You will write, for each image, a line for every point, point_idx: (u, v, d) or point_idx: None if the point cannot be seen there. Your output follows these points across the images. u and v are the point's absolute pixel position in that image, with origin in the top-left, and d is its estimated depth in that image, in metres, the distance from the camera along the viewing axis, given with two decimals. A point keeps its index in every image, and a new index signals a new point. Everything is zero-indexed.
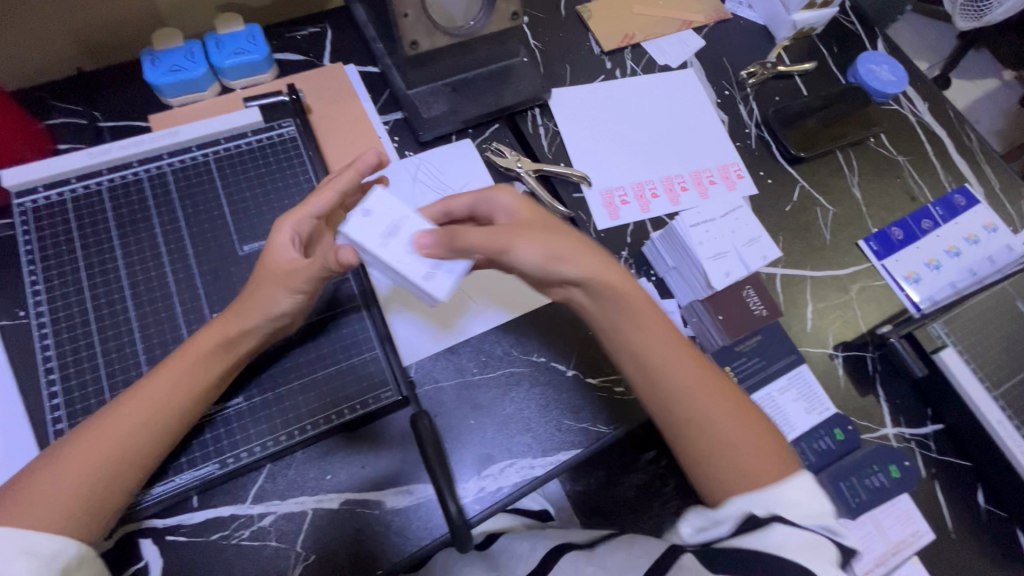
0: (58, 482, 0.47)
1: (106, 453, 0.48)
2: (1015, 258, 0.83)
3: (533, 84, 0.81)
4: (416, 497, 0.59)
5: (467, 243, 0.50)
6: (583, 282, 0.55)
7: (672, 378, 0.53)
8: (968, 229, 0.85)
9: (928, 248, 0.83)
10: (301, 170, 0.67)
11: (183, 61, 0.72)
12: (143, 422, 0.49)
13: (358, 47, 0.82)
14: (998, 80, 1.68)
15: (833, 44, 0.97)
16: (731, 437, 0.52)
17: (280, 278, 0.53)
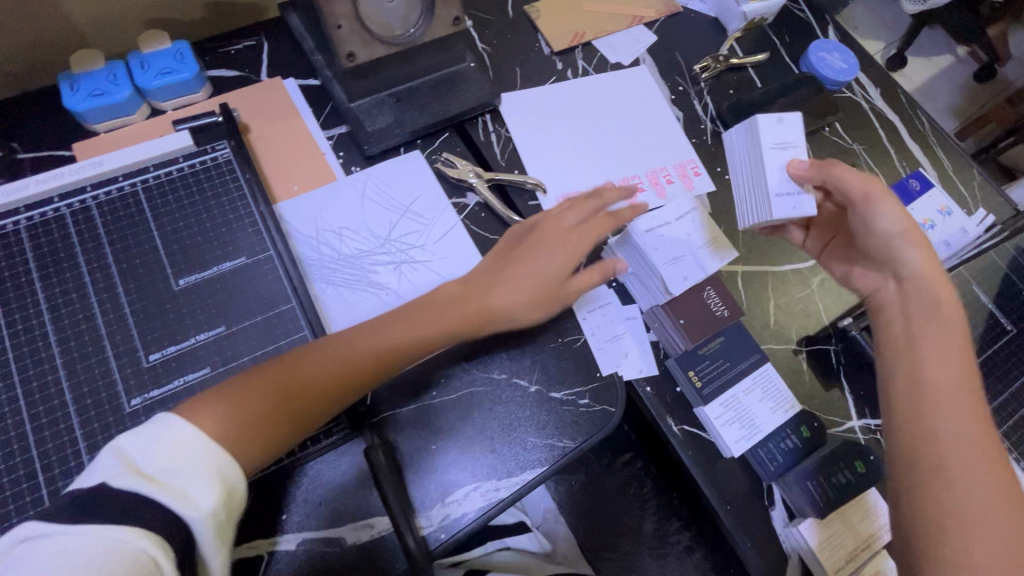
0: (227, 414, 0.48)
1: (273, 398, 0.51)
2: (971, 241, 0.83)
3: (481, 90, 0.79)
4: (378, 530, 0.57)
5: (840, 175, 0.64)
6: (906, 236, 0.62)
7: (943, 414, 0.53)
8: (924, 214, 0.84)
9: None
10: (237, 195, 0.64)
11: (105, 84, 0.67)
12: (351, 358, 0.55)
13: (296, 59, 0.78)
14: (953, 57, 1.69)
15: (784, 34, 0.97)
16: (940, 472, 0.51)
17: (537, 270, 0.64)
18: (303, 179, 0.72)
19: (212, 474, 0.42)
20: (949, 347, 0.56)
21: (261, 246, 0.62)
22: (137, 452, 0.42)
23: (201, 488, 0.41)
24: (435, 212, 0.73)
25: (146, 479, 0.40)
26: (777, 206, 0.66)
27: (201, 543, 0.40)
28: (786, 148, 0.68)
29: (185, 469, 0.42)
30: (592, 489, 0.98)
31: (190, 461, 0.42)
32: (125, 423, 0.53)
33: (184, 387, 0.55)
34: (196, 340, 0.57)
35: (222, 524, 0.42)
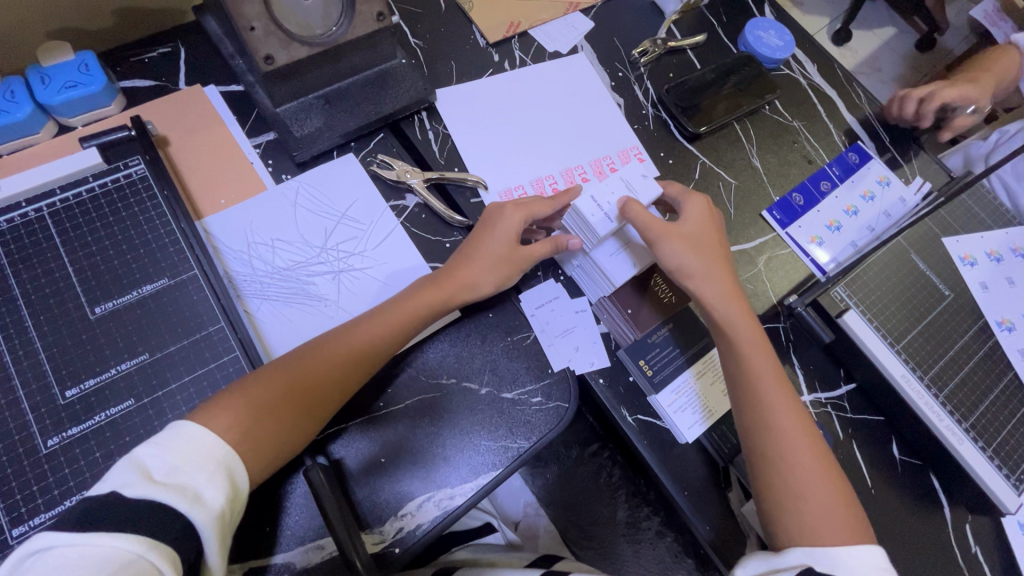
0: (241, 413, 0.50)
1: (282, 398, 0.53)
2: (908, 210, 0.86)
3: (415, 86, 0.76)
4: (328, 550, 0.56)
5: (636, 215, 0.62)
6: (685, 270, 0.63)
7: (783, 428, 0.58)
8: (864, 186, 0.87)
9: (827, 211, 0.84)
10: (155, 213, 0.60)
11: (2, 102, 0.63)
12: (331, 370, 0.56)
13: (217, 65, 0.74)
14: (895, 27, 1.71)
15: (722, 13, 0.96)
16: (806, 490, 0.56)
17: (468, 260, 0.64)
18: (230, 191, 0.68)
19: (220, 474, 0.44)
20: (768, 372, 0.60)
21: (185, 264, 0.59)
22: (152, 459, 0.42)
23: (209, 490, 0.42)
24: (373, 220, 0.71)
25: (161, 483, 0.41)
26: (587, 205, 0.64)
27: (211, 548, 0.41)
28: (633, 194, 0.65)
29: (194, 470, 0.43)
30: (562, 482, 0.98)
31: (200, 462, 0.43)
32: (42, 466, 0.49)
33: (107, 421, 0.52)
34: (118, 370, 0.54)
35: (225, 527, 0.43)
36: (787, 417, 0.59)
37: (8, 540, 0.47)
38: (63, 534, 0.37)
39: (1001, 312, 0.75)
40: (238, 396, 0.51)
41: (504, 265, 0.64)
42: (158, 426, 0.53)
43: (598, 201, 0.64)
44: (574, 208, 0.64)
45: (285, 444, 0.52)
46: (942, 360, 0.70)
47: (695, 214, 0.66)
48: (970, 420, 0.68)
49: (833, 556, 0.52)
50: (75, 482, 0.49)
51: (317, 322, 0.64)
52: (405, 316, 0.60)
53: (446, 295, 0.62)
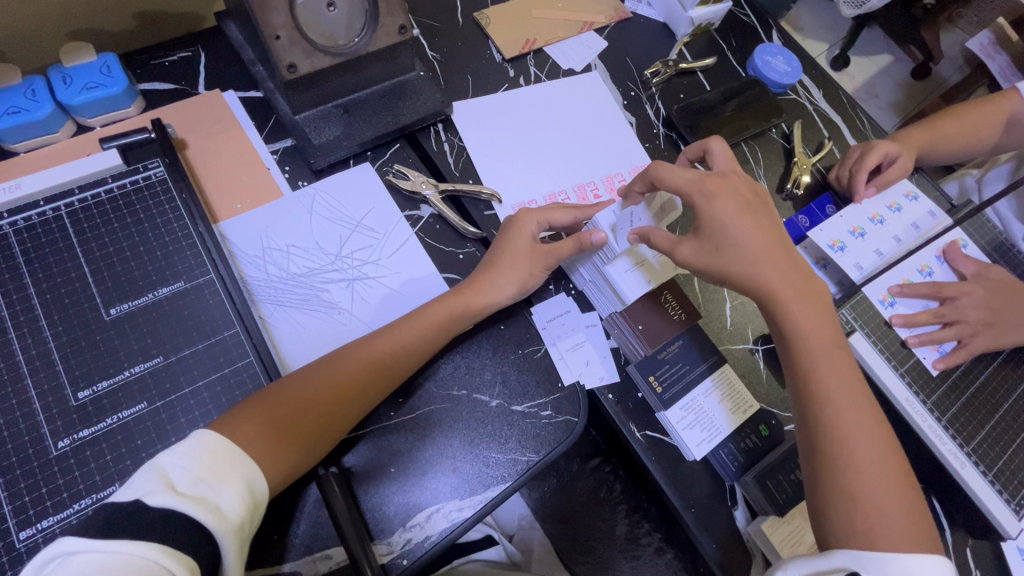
0: (260, 425, 0.50)
1: (299, 409, 0.53)
2: (938, 224, 0.82)
3: (433, 98, 0.77)
4: (336, 561, 0.55)
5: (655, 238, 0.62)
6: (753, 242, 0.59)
7: (843, 424, 0.56)
8: (891, 198, 0.83)
9: (852, 216, 0.80)
10: (173, 216, 0.60)
11: (23, 100, 0.63)
12: (348, 380, 0.56)
13: (237, 71, 0.75)
14: (892, 57, 1.76)
15: (731, 38, 0.99)
16: (856, 490, 0.54)
17: (492, 270, 0.65)
18: (247, 196, 0.69)
19: (239, 486, 0.44)
20: (831, 360, 0.58)
21: (201, 269, 0.59)
22: (175, 468, 0.42)
23: (230, 502, 0.43)
24: (387, 230, 0.71)
25: (184, 494, 0.41)
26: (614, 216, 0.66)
27: (229, 558, 0.41)
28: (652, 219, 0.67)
29: (217, 481, 0.43)
30: (559, 496, 0.98)
31: (221, 475, 0.44)
32: (52, 468, 0.49)
33: (119, 424, 0.51)
34: (132, 373, 0.53)
35: (244, 538, 0.43)
36: (848, 410, 0.57)
37: (15, 543, 0.47)
38: (82, 541, 0.37)
39: (880, 289, 0.75)
40: (256, 413, 0.51)
41: (521, 265, 0.65)
42: (171, 430, 0.52)
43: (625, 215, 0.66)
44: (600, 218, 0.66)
45: (298, 460, 0.52)
46: (943, 384, 0.71)
47: (727, 187, 0.61)
48: (972, 444, 0.68)
49: (883, 559, 0.51)
50: (84, 485, 0.49)
51: (331, 329, 0.64)
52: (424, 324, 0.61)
53: (463, 306, 0.63)
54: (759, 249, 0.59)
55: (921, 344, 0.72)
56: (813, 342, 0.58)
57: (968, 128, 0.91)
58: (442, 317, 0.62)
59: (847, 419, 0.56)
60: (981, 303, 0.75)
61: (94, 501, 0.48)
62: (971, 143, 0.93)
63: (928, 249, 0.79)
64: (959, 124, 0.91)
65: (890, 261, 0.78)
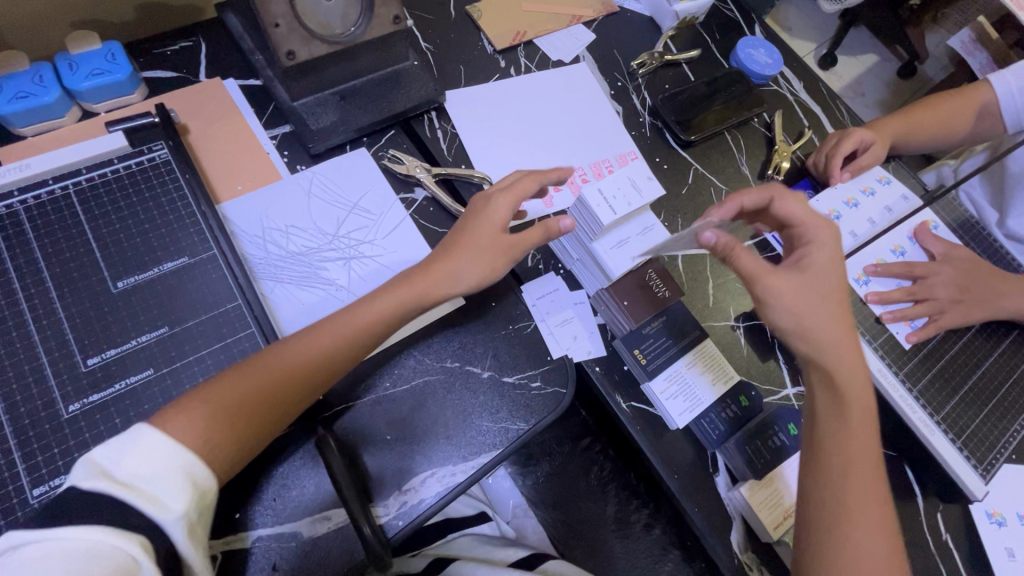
0: (203, 416, 0.49)
1: (244, 400, 0.51)
2: (910, 207, 0.86)
3: (426, 87, 0.80)
4: (334, 522, 0.57)
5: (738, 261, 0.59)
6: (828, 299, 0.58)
7: (854, 492, 0.55)
8: (865, 182, 0.87)
9: (827, 200, 0.83)
10: (177, 195, 0.63)
11: (30, 85, 0.65)
12: (299, 364, 0.54)
13: (237, 60, 0.78)
14: (877, 56, 1.80)
15: (715, 32, 1.03)
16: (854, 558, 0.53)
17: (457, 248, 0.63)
18: (247, 178, 0.71)
19: (183, 480, 0.43)
20: (867, 429, 0.57)
21: (204, 245, 0.62)
22: (113, 464, 0.42)
23: (170, 493, 0.43)
24: (382, 212, 0.74)
25: (119, 485, 0.41)
26: (595, 195, 0.64)
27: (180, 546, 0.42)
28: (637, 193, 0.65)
29: (158, 474, 0.43)
30: (551, 483, 1.01)
31: (162, 469, 0.43)
32: (63, 430, 0.51)
33: (127, 389, 0.54)
34: (138, 343, 0.56)
35: (196, 525, 0.44)
36: (861, 445, 0.57)
37: (29, 499, 0.49)
38: (30, 532, 0.38)
39: (855, 269, 0.79)
40: (197, 402, 0.49)
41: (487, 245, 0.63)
42: (176, 395, 0.55)
43: (603, 194, 0.64)
44: (579, 198, 0.65)
45: (240, 446, 0.50)
46: (915, 358, 0.75)
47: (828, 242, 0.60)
48: (941, 413, 0.72)
49: None
50: (94, 446, 0.51)
51: (329, 305, 0.67)
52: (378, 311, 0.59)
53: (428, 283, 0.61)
54: (822, 310, 0.57)
55: (894, 320, 0.76)
56: (853, 379, 0.57)
57: (942, 119, 0.95)
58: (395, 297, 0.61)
59: (856, 452, 0.56)
60: (948, 280, 0.79)
61: None
62: (946, 134, 0.96)
63: (899, 230, 0.84)
64: (933, 116, 0.95)
65: (864, 241, 0.81)
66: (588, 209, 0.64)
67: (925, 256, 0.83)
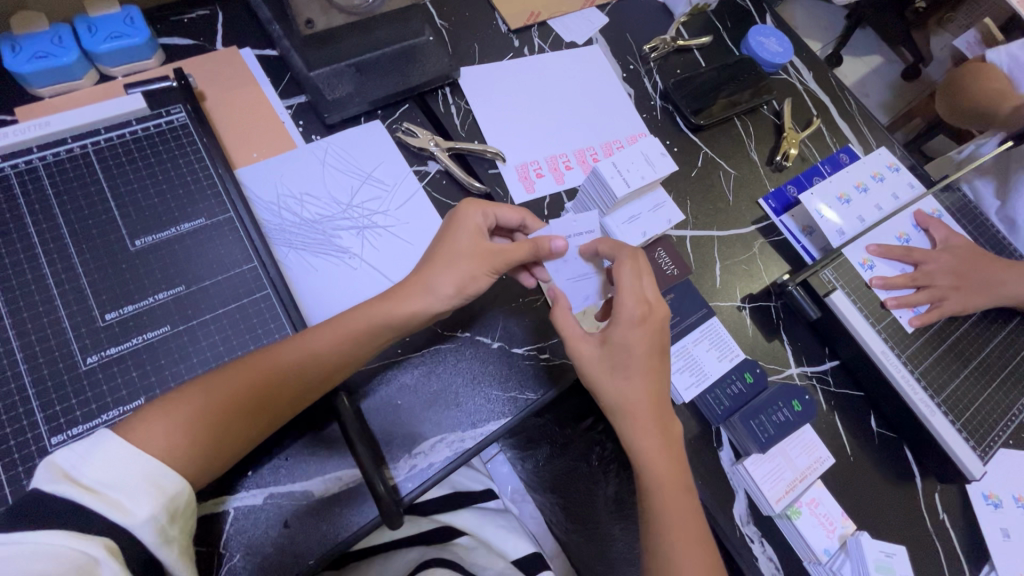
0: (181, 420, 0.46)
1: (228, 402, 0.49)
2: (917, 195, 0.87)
3: (441, 62, 0.81)
4: (345, 482, 0.58)
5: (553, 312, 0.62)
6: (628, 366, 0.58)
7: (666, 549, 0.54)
8: (874, 168, 0.87)
9: (840, 182, 0.84)
10: (194, 157, 0.63)
11: (49, 46, 0.65)
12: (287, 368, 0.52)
13: (253, 30, 0.78)
14: (880, 56, 1.82)
15: (727, 20, 1.03)
16: None
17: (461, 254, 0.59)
18: (263, 146, 0.72)
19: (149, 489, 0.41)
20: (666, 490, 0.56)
21: (221, 207, 0.62)
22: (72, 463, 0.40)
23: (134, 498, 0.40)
24: (395, 183, 0.74)
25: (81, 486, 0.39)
26: (609, 167, 0.64)
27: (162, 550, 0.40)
28: (651, 168, 0.65)
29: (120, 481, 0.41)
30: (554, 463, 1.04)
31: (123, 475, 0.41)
32: (81, 381, 0.52)
33: (144, 344, 0.54)
34: (155, 300, 0.56)
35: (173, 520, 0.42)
36: (679, 509, 0.56)
37: (47, 448, 0.50)
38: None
39: (861, 253, 0.80)
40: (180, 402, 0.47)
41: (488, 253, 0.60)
42: (191, 352, 0.55)
43: (618, 167, 0.64)
44: (593, 172, 0.65)
45: (222, 450, 0.48)
46: (918, 341, 0.76)
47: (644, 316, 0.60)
48: (942, 396, 0.73)
49: None
50: (111, 398, 0.52)
51: (342, 272, 0.67)
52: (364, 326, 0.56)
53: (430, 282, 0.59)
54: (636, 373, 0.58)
55: (898, 305, 0.77)
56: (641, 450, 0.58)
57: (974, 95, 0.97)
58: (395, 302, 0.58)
59: (678, 512, 0.56)
60: (949, 267, 0.80)
61: (120, 413, 0.52)
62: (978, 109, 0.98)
63: (905, 218, 0.85)
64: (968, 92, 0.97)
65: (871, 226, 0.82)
66: (602, 181, 0.64)
67: (928, 243, 0.84)
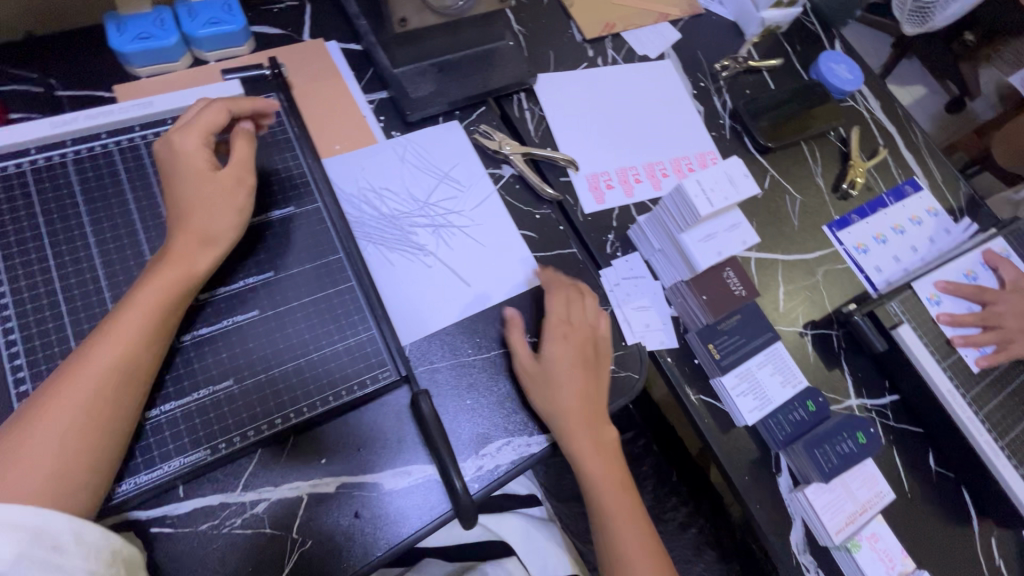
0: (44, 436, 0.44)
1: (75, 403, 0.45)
2: (952, 240, 0.91)
3: (519, 68, 0.81)
4: (414, 478, 0.58)
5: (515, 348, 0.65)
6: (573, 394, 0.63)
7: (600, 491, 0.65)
8: (913, 211, 0.92)
9: (876, 224, 0.90)
10: (286, 147, 0.65)
11: (152, 28, 0.67)
12: (121, 333, 0.48)
13: (340, 24, 0.79)
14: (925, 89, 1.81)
15: (797, 43, 1.03)
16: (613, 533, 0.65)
17: (200, 177, 0.54)
18: (345, 138, 0.72)
19: None
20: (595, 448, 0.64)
21: (310, 197, 0.64)
22: None
23: None
24: (472, 186, 0.75)
25: None
26: (694, 188, 0.64)
27: None
28: (734, 190, 0.65)
29: None
30: None
31: None
32: (177, 358, 0.54)
33: (234, 326, 0.56)
34: (246, 283, 0.58)
35: None
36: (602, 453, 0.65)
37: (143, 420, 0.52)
38: None
39: (928, 288, 0.79)
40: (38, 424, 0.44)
41: (216, 195, 0.55)
42: (279, 338, 0.57)
43: (703, 186, 0.64)
44: (677, 188, 0.65)
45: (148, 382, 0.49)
46: (983, 381, 0.75)
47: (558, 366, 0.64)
48: (1006, 439, 0.72)
49: None
50: (202, 377, 0.54)
51: (417, 269, 0.68)
52: (231, 206, 0.55)
53: (207, 180, 0.55)
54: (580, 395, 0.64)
55: (965, 344, 0.76)
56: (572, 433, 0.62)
57: None
58: (207, 186, 0.54)
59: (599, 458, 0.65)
60: (1015, 308, 0.79)
61: (213, 392, 0.54)
62: None
63: (971, 255, 0.84)
64: None
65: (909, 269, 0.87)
66: (685, 200, 0.65)
67: (995, 282, 0.83)
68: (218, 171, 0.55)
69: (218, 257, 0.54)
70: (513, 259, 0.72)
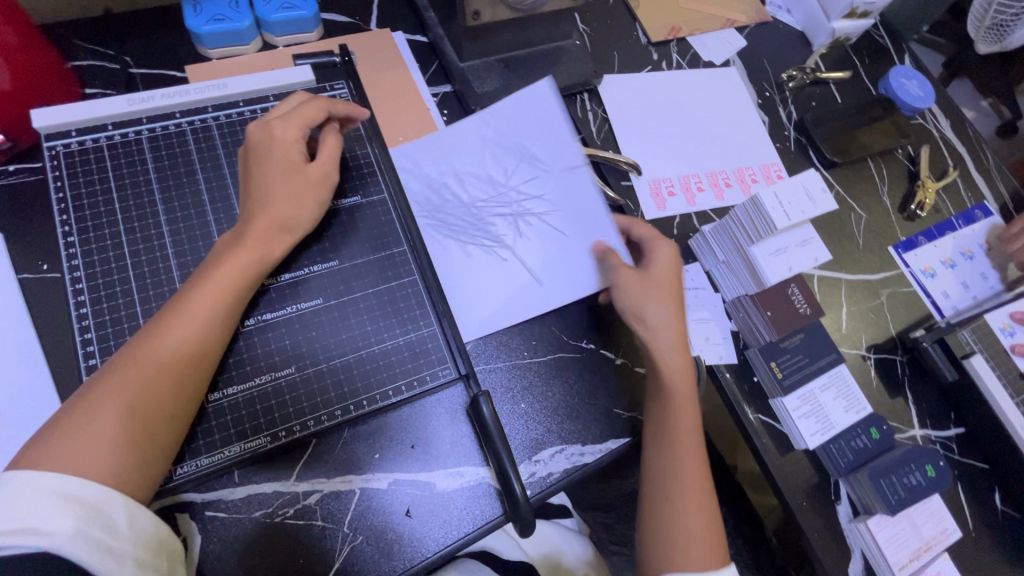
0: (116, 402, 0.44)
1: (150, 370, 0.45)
2: None
3: (584, 67, 0.80)
4: (467, 479, 0.56)
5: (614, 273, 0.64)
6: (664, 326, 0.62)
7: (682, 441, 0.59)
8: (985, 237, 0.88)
9: (945, 248, 0.86)
10: (354, 135, 0.64)
11: (227, 10, 0.67)
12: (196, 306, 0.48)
13: (407, 16, 0.79)
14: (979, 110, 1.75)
15: (865, 56, 1.00)
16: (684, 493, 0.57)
17: (287, 161, 0.54)
18: (409, 130, 0.71)
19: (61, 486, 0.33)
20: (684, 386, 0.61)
21: (375, 187, 0.63)
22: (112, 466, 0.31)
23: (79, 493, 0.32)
24: (553, 169, 0.69)
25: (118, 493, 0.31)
26: (772, 199, 0.62)
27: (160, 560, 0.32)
28: (812, 205, 0.63)
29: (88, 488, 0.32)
30: (610, 484, 1.01)
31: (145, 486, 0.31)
32: (240, 342, 0.53)
33: (297, 313, 0.56)
34: (311, 271, 0.57)
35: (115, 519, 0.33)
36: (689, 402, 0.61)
37: (206, 402, 0.51)
38: None
39: (1002, 317, 0.75)
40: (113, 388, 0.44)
41: (297, 182, 0.55)
42: (340, 327, 0.57)
43: (780, 199, 0.62)
44: (753, 199, 0.63)
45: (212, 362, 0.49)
46: None
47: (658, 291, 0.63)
48: None
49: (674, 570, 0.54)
50: (264, 363, 0.54)
51: (493, 261, 0.65)
52: (311, 199, 0.55)
53: (292, 165, 0.55)
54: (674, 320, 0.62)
55: None
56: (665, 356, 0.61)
57: None
58: (289, 169, 0.55)
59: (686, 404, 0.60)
60: None
61: (274, 378, 0.53)
62: None
63: None
64: None
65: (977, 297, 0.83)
66: (762, 212, 0.62)
67: None
68: (304, 162, 0.56)
69: (291, 244, 0.54)
70: (585, 247, 0.66)
